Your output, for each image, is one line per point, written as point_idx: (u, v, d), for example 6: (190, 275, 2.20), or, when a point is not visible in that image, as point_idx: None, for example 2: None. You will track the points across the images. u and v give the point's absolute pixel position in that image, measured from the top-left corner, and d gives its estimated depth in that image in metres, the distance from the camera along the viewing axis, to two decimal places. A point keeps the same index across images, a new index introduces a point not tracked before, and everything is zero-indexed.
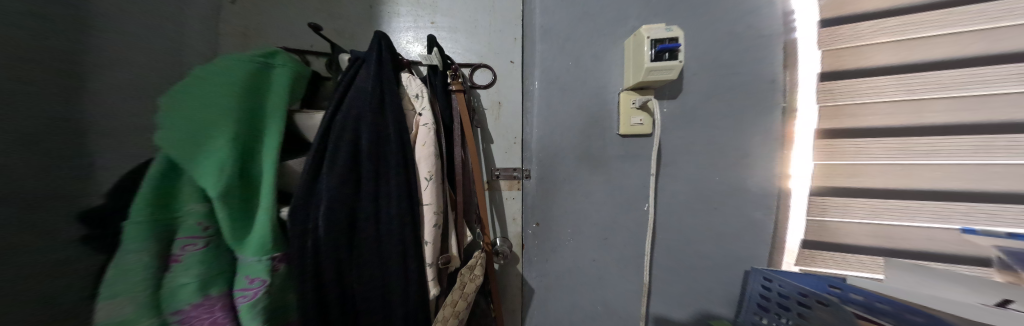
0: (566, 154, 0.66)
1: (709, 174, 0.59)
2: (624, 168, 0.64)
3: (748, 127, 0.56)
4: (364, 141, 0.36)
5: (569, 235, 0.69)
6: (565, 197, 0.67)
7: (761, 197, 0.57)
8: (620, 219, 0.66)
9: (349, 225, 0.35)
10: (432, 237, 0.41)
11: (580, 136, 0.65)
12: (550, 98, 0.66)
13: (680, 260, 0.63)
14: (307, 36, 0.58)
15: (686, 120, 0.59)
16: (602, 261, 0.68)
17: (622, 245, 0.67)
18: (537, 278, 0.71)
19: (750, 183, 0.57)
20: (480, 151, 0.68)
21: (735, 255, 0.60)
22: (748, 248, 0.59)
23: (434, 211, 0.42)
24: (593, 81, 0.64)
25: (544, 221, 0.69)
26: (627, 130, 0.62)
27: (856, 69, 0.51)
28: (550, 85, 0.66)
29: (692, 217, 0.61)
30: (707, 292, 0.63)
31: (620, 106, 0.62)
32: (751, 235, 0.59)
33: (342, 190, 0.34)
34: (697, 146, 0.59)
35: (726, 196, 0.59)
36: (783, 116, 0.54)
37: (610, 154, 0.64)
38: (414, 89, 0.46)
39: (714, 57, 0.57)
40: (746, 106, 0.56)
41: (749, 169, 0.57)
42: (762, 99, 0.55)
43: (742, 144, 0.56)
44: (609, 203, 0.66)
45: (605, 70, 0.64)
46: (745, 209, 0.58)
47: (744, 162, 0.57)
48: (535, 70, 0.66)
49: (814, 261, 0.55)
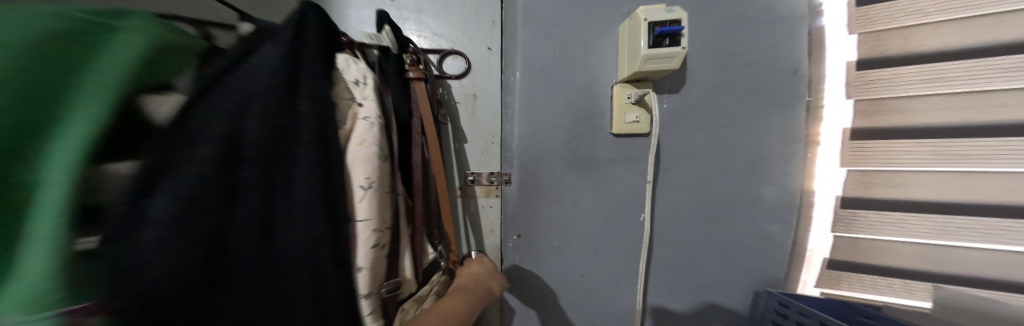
0: (552, 155, 0.57)
1: (718, 183, 0.50)
2: (617, 173, 0.55)
3: (764, 126, 0.47)
4: (250, 139, 0.26)
5: (555, 248, 0.60)
6: (551, 205, 0.58)
7: (779, 208, 0.48)
8: (612, 231, 0.57)
9: (217, 256, 0.25)
10: (369, 261, 0.34)
11: (568, 136, 0.56)
12: (534, 91, 0.57)
13: (681, 280, 0.55)
14: (211, 3, 0.45)
15: (689, 120, 0.50)
16: (592, 278, 0.60)
17: (615, 260, 0.58)
18: (517, 297, 0.63)
19: (765, 192, 0.48)
20: (451, 151, 0.59)
21: (748, 276, 0.52)
22: (764, 268, 0.50)
23: (374, 228, 0.35)
24: (583, 72, 0.56)
25: (526, 232, 0.60)
26: (621, 129, 0.53)
27: (903, 56, 0.42)
28: (533, 77, 0.57)
29: (695, 230, 0.53)
30: (714, 316, 0.55)
31: (613, 102, 0.53)
32: (766, 252, 0.50)
33: (207, 207, 0.24)
34: (705, 150, 0.50)
35: (737, 207, 0.50)
36: (807, 114, 0.45)
37: (601, 157, 0.55)
38: (351, 74, 0.37)
39: (725, 43, 0.48)
40: (763, 101, 0.47)
41: (764, 176, 0.48)
42: (783, 93, 0.46)
43: (756, 146, 0.48)
44: (600, 211, 0.57)
45: (596, 60, 0.55)
46: (758, 222, 0.50)
47: (759, 167, 0.48)
48: (516, 59, 0.57)
49: (839, 284, 0.48)
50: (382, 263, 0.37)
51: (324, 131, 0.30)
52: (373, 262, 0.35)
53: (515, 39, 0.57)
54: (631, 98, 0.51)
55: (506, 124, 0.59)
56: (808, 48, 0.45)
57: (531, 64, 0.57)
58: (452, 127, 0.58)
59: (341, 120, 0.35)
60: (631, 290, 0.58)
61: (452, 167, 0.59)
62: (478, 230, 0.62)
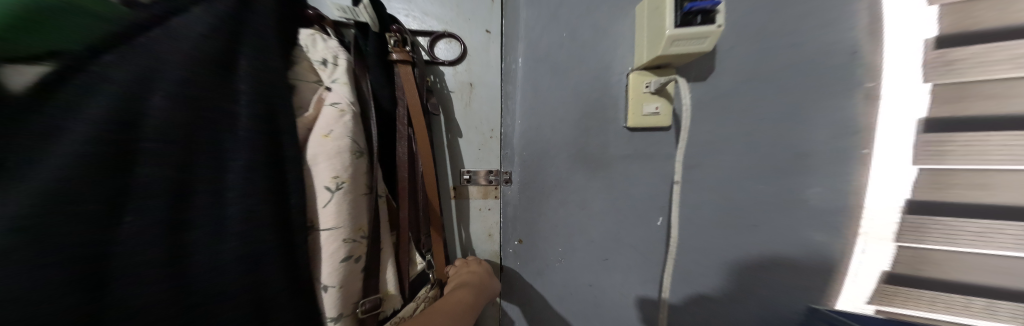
0: (558, 151, 0.51)
1: (751, 184, 0.44)
2: (631, 171, 0.49)
3: (810, 118, 0.40)
4: (148, 131, 0.22)
5: (559, 255, 0.54)
6: (556, 208, 0.52)
7: (826, 213, 0.42)
8: (624, 237, 0.51)
9: (99, 271, 0.20)
10: (338, 278, 0.30)
11: (575, 130, 0.50)
12: (538, 80, 0.51)
13: (702, 294, 0.48)
14: None
15: (718, 110, 0.43)
16: (600, 288, 0.54)
17: (626, 269, 0.52)
18: (518, 307, 0.57)
19: (810, 194, 0.42)
20: (445, 146, 0.53)
21: (786, 292, 0.45)
22: (805, 282, 0.44)
23: (345, 237, 0.30)
24: (592, 57, 0.49)
25: (528, 237, 0.54)
26: (638, 122, 0.46)
27: (998, 29, 0.34)
28: (537, 63, 0.50)
29: (722, 237, 0.46)
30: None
31: (629, 91, 0.46)
32: (809, 263, 0.43)
33: (79, 212, 0.19)
34: (739, 144, 0.43)
35: (774, 211, 0.44)
36: (863, 103, 0.38)
37: (613, 154, 0.49)
38: (315, 54, 0.31)
39: (763, 20, 0.41)
40: (809, 88, 0.40)
41: (807, 175, 0.42)
42: (834, 79, 0.39)
43: (800, 141, 0.41)
44: (611, 214, 0.51)
45: (609, 43, 0.48)
46: (799, 228, 0.43)
47: (802, 165, 0.42)
48: (518, 44, 0.51)
49: (901, 302, 0.41)
50: (357, 275, 0.32)
51: (268, 122, 0.26)
52: (346, 276, 0.31)
53: (516, 21, 0.51)
54: (650, 87, 0.44)
55: (507, 116, 0.53)
56: (870, 24, 0.37)
57: (534, 49, 0.50)
58: (445, 120, 0.52)
59: (300, 107, 0.30)
60: (647, 302, 0.52)
61: (445, 164, 0.53)
62: (474, 235, 0.56)
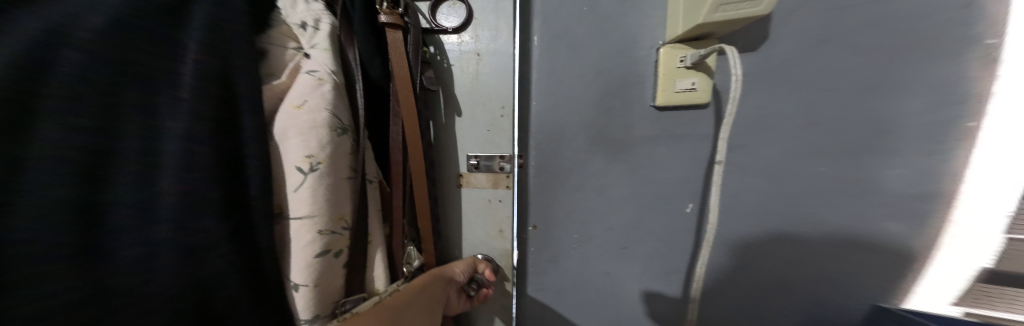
0: (578, 133, 0.44)
1: (809, 164, 0.38)
2: (662, 155, 0.42)
3: (898, 89, 0.34)
4: (48, 108, 0.18)
5: (575, 248, 0.49)
6: (571, 197, 0.47)
7: (909, 201, 0.36)
8: (648, 225, 0.45)
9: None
10: (314, 273, 0.26)
11: (598, 109, 0.43)
12: (555, 53, 0.44)
13: (741, 288, 0.44)
14: None
15: (778, 79, 0.37)
16: (621, 284, 0.49)
17: (652, 263, 0.47)
18: (533, 302, 0.53)
19: (889, 179, 0.36)
20: (452, 127, 0.47)
21: (840, 282, 0.40)
22: (866, 274, 0.39)
23: (324, 228, 0.26)
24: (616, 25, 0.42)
25: (543, 223, 0.49)
26: (669, 100, 0.40)
27: None
28: (554, 33, 0.44)
29: (780, 228, 0.41)
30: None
31: (660, 65, 0.39)
32: (879, 257, 0.38)
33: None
34: (797, 120, 0.37)
35: (842, 199, 0.38)
36: (978, 66, 0.31)
37: (636, 134, 0.42)
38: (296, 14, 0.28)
39: None
40: (900, 53, 0.33)
41: (890, 158, 0.35)
42: (928, 37, 0.32)
43: (882, 115, 0.35)
44: (637, 204, 0.45)
45: (643, 4, 0.40)
46: (874, 219, 0.37)
47: (886, 144, 0.35)
48: (534, 10, 0.44)
49: (988, 303, 0.36)
50: (336, 272, 0.28)
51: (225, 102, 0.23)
52: (322, 274, 0.27)
53: None
54: (686, 60, 0.38)
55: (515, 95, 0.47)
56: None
57: (550, 20, 0.43)
58: (447, 96, 0.46)
59: (271, 73, 0.27)
60: (673, 295, 0.48)
61: (450, 148, 0.48)
62: (480, 228, 0.49)
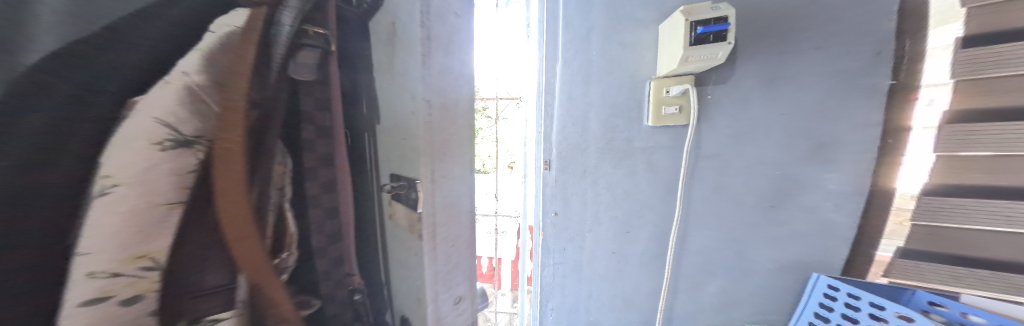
0: (589, 145, 0.65)
1: (767, 170, 0.51)
2: (653, 160, 0.59)
3: (831, 114, 0.47)
4: None
5: (588, 226, 0.69)
6: (584, 188, 0.67)
7: (840, 198, 0.49)
8: (644, 210, 0.62)
9: None
10: None
11: (604, 126, 0.63)
12: (572, 91, 0.66)
13: (711, 262, 0.58)
14: None
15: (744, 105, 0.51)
16: (621, 254, 0.67)
17: (645, 240, 0.64)
18: (553, 266, 0.76)
19: (828, 180, 0.49)
20: None
21: (801, 264, 0.53)
22: (808, 253, 0.52)
23: None
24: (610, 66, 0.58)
25: (562, 210, 0.70)
26: (659, 120, 0.56)
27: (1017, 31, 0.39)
28: (572, 76, 0.65)
29: (738, 216, 0.55)
30: (752, 298, 0.57)
31: (652, 95, 0.56)
32: (816, 237, 0.51)
33: None
34: (764, 133, 0.51)
35: (788, 194, 0.51)
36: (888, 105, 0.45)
37: (636, 146, 0.60)
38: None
39: (778, 33, 0.48)
40: (822, 86, 0.47)
41: (829, 164, 0.48)
42: (860, 75, 0.45)
43: (820, 131, 0.48)
44: (633, 196, 0.62)
45: (637, 55, 0.59)
46: (818, 209, 0.50)
47: (821, 152, 0.48)
48: (557, 62, 0.67)
49: (915, 276, 0.46)
50: None
51: None
52: None
53: None
54: (669, 91, 0.54)
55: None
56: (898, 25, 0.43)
57: (568, 64, 0.65)
58: None
59: None
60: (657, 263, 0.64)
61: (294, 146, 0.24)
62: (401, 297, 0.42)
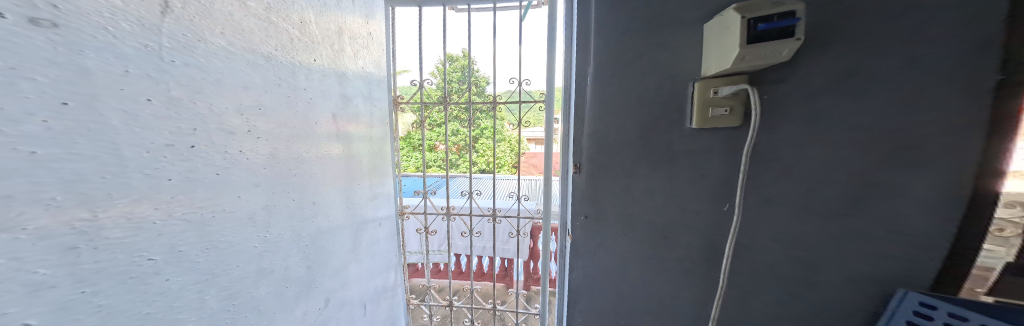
0: (624, 147, 0.64)
1: (842, 171, 0.44)
2: (696, 163, 0.54)
3: (923, 109, 0.39)
4: None
5: (621, 230, 0.67)
6: (617, 191, 0.66)
7: (937, 209, 0.40)
8: (683, 213, 0.58)
9: None
10: None
11: (641, 128, 0.61)
12: (605, 95, 0.65)
13: (768, 272, 0.53)
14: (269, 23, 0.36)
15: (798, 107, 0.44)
16: (659, 259, 0.64)
17: (686, 247, 0.59)
18: (585, 267, 0.77)
19: (917, 190, 0.40)
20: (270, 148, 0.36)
21: (879, 279, 0.45)
22: (893, 272, 0.44)
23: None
24: (328, 46, 0.51)
25: (593, 214, 0.71)
26: (705, 123, 0.49)
27: None
28: (605, 80, 0.65)
29: (796, 224, 0.49)
30: (818, 312, 0.50)
31: (696, 96, 0.50)
32: (903, 253, 0.43)
33: None
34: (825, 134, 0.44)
35: (863, 202, 0.44)
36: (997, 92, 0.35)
37: (677, 149, 0.56)
38: None
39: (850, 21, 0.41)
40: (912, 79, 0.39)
41: (919, 171, 0.40)
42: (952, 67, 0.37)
43: (912, 129, 0.39)
44: (671, 201, 0.59)
45: (676, 55, 0.55)
46: (907, 221, 0.42)
47: (911, 155, 0.40)
48: (590, 68, 0.67)
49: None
50: None
51: None
52: None
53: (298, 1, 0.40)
54: (718, 92, 0.47)
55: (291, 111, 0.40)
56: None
57: (603, 67, 0.65)
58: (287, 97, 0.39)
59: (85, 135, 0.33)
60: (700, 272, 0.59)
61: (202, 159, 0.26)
62: None
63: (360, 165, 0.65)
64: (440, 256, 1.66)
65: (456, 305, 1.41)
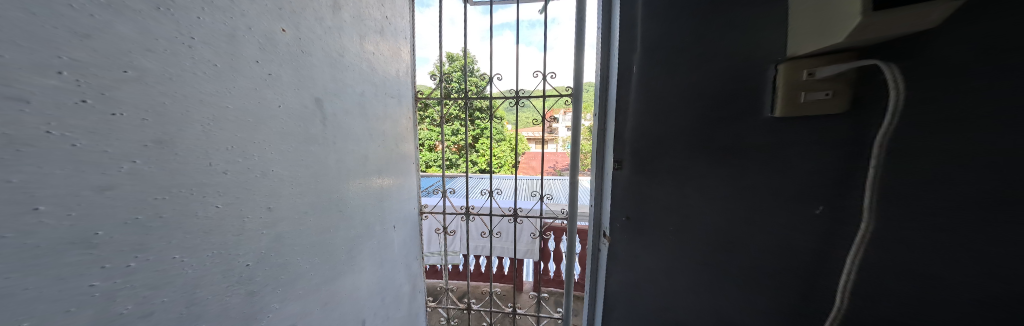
0: (676, 141, 0.55)
1: None
2: (785, 155, 0.41)
3: None
4: None
5: (671, 235, 0.57)
6: (668, 191, 0.57)
7: None
8: (759, 218, 0.45)
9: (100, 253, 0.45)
10: None
11: (699, 119, 0.51)
12: (653, 86, 0.58)
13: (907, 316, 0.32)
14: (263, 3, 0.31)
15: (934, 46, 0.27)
16: (718, 274, 0.51)
17: (755, 260, 0.46)
18: (624, 273, 0.70)
19: None
20: (248, 143, 0.29)
21: None
22: None
23: None
24: (309, 17, 0.39)
25: (635, 215, 0.65)
26: (794, 110, 0.39)
27: None
28: (653, 70, 0.58)
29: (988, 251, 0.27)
30: None
31: (780, 79, 0.40)
32: None
33: None
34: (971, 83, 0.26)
35: None
36: None
37: (750, 143, 0.44)
38: None
39: None
40: None
41: None
42: None
43: None
44: (738, 202, 0.47)
45: (750, 25, 0.43)
46: None
47: None
48: (636, 57, 0.61)
49: None
50: None
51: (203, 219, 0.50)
52: None
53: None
54: (814, 73, 0.36)
55: (240, 98, 0.28)
56: None
57: (652, 53, 0.57)
58: (278, 86, 0.33)
59: None
60: (776, 293, 0.45)
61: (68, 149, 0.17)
62: None
63: (365, 164, 0.56)
64: (456, 257, 1.59)
65: (474, 308, 1.35)
